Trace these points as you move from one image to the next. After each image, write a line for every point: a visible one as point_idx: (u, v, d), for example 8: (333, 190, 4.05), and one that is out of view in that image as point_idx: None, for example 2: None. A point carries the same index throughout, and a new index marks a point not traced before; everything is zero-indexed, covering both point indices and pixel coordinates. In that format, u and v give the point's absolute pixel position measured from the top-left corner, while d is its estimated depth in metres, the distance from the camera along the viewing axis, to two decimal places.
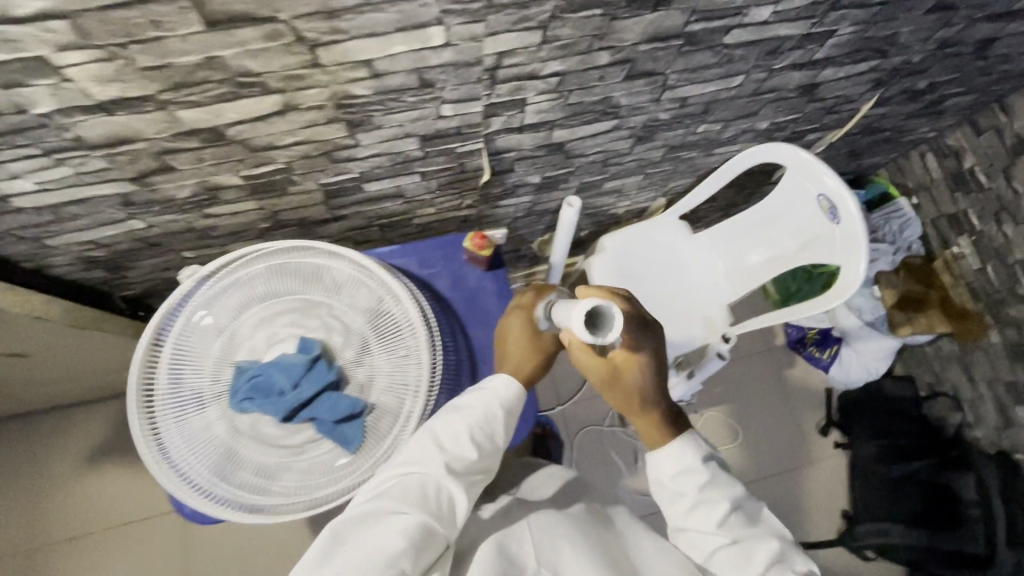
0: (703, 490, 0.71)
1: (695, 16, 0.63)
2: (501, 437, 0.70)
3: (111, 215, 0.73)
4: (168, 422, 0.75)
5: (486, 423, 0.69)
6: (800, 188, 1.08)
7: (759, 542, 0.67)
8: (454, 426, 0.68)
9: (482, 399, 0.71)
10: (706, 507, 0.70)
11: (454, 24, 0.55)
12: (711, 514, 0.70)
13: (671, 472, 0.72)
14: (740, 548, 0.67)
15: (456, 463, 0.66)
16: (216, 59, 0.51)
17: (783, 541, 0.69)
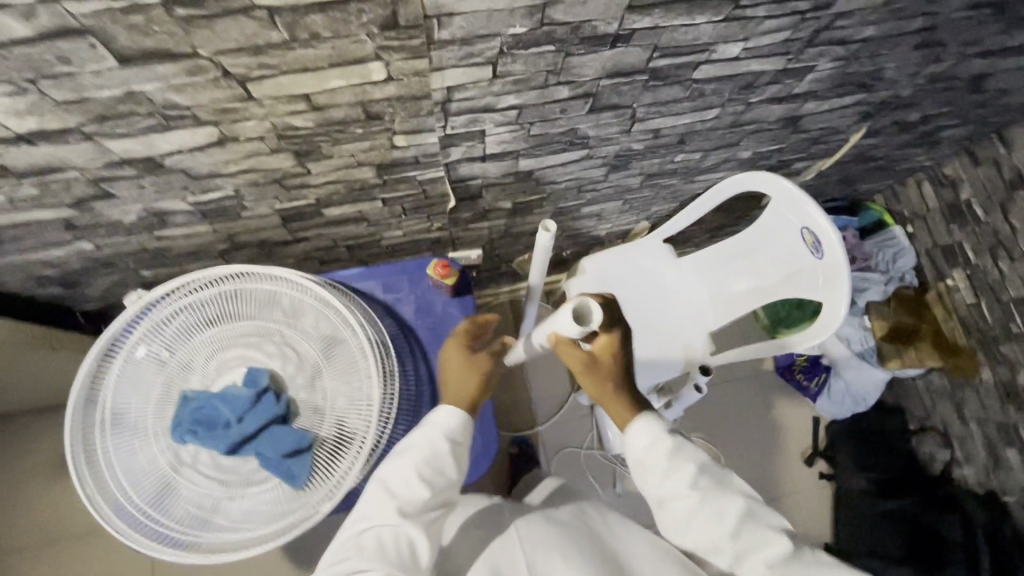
0: (667, 454, 0.64)
1: (658, 53, 0.60)
2: (450, 471, 0.63)
3: (56, 238, 0.71)
4: (108, 450, 0.73)
5: (433, 460, 0.62)
6: (782, 219, 1.05)
7: (732, 499, 0.61)
8: (402, 466, 0.62)
9: (425, 433, 0.64)
10: (676, 471, 0.63)
11: (394, 60, 0.52)
12: (681, 476, 0.63)
13: (641, 448, 0.66)
14: (715, 511, 0.61)
15: (408, 508, 0.60)
16: (138, 93, 0.49)
17: (754, 498, 0.63)
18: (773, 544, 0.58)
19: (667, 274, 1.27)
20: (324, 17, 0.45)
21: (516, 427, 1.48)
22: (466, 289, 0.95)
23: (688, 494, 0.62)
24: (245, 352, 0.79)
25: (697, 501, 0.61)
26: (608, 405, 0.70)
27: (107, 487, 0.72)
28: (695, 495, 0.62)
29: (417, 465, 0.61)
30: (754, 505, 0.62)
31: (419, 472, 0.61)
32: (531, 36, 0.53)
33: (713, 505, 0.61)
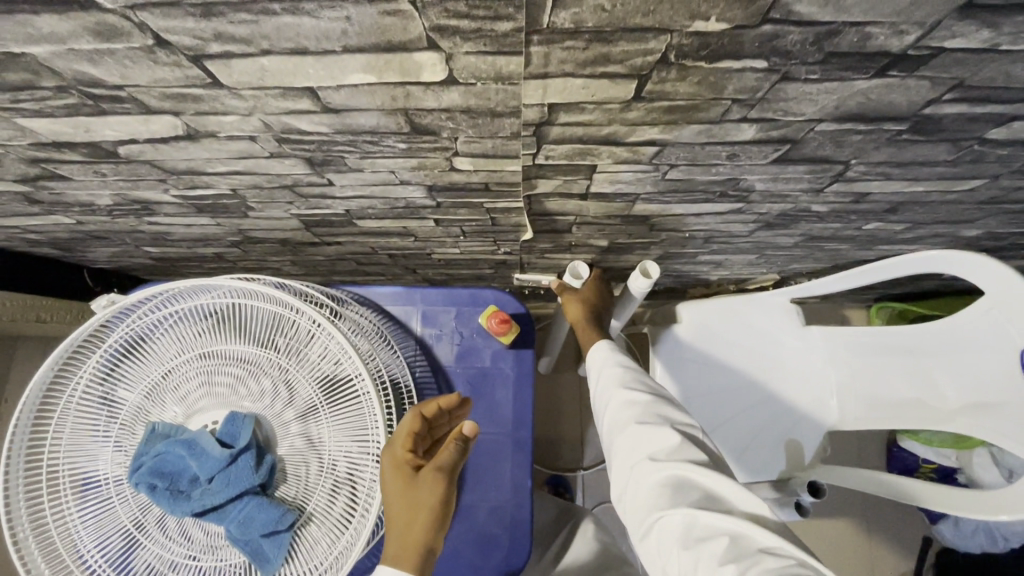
0: (611, 365, 0.61)
1: (953, 93, 0.32)
2: None
3: (23, 209, 0.56)
4: (56, 479, 0.58)
5: None
6: (1000, 325, 0.73)
7: (644, 393, 0.54)
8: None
9: None
10: (606, 370, 0.60)
11: (462, 54, 0.28)
12: (611, 380, 0.59)
13: (593, 366, 0.64)
14: (625, 402, 0.54)
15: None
16: (22, 56, 0.29)
17: (670, 398, 0.55)
18: (659, 434, 0.49)
19: (785, 349, 0.92)
20: None
21: (554, 466, 1.26)
22: (527, 341, 0.74)
23: (608, 393, 0.57)
24: (236, 383, 0.61)
25: (613, 395, 0.56)
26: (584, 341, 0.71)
27: (48, 528, 0.58)
28: (612, 393, 0.57)
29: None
30: (665, 405, 0.54)
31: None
32: (728, 44, 0.27)
33: (626, 397, 0.55)
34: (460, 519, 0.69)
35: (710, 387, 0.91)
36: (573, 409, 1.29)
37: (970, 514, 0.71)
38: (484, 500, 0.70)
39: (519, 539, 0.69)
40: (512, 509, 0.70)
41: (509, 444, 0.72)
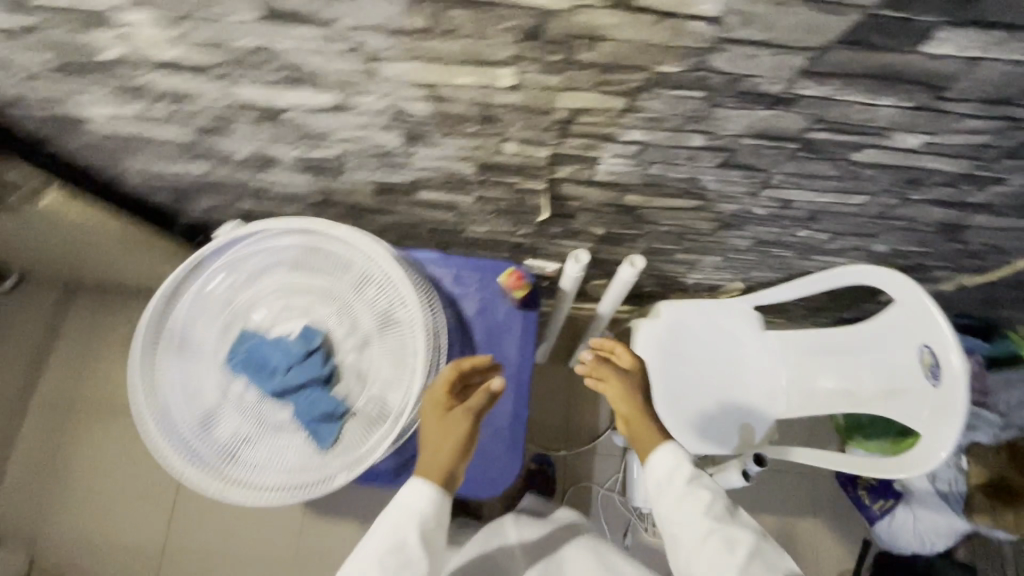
0: (694, 495, 0.68)
1: (819, 124, 0.52)
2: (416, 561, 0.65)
3: (176, 156, 0.76)
4: (166, 359, 0.77)
5: (395, 551, 0.65)
6: (903, 327, 0.92)
7: (740, 535, 0.65)
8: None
9: (392, 519, 0.67)
10: (688, 498, 0.68)
11: (528, 71, 0.48)
12: (696, 510, 0.67)
13: (662, 478, 0.70)
14: (724, 541, 0.64)
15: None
16: (271, 48, 0.49)
17: (759, 539, 0.66)
18: None
19: (746, 347, 1.16)
20: (470, 14, 0.43)
21: (540, 444, 1.43)
22: (532, 304, 0.92)
23: (699, 521, 0.66)
24: (311, 304, 0.80)
25: (708, 532, 0.65)
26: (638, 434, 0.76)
27: (156, 395, 0.76)
28: (706, 524, 0.66)
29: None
30: (761, 550, 0.65)
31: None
32: (679, 79, 0.47)
33: (724, 535, 0.65)
34: None
35: (682, 373, 1.15)
36: (561, 395, 1.46)
37: (877, 471, 0.91)
38: (487, 426, 0.88)
39: (512, 458, 0.87)
40: (509, 436, 0.87)
41: (513, 384, 0.89)
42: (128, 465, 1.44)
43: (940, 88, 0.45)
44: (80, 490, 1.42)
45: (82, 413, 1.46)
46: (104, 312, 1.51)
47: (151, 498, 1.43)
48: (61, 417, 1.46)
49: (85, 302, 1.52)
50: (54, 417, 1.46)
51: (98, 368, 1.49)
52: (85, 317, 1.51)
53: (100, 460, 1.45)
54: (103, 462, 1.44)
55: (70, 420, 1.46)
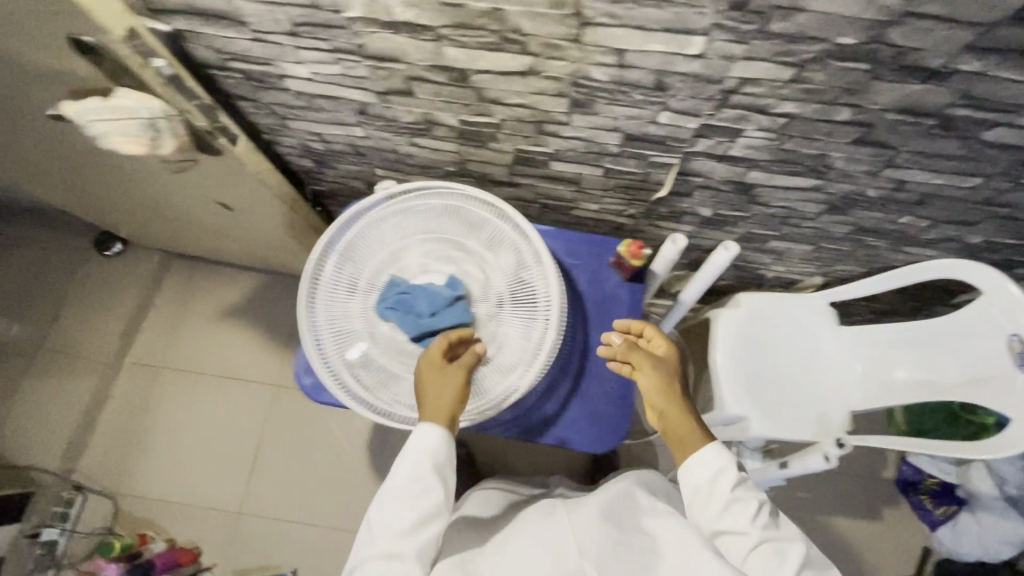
0: (739, 506, 0.70)
1: (962, 100, 0.59)
2: (431, 494, 0.72)
3: (345, 118, 0.85)
4: (324, 301, 0.86)
5: (416, 485, 0.71)
6: (989, 318, 0.97)
7: (785, 546, 0.68)
8: (374, 562, 0.68)
9: (413, 455, 0.73)
10: (735, 506, 0.70)
11: (718, 39, 0.57)
12: (739, 518, 0.69)
13: (705, 480, 0.72)
14: (775, 551, 0.68)
15: (401, 529, 0.70)
16: (500, 12, 0.58)
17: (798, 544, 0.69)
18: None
19: (823, 340, 1.21)
20: None
21: None
22: (639, 278, 0.98)
23: (747, 530, 0.69)
24: (451, 262, 0.89)
25: (752, 541, 0.68)
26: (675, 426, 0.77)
27: (315, 332, 0.85)
28: (755, 533, 0.68)
29: (403, 510, 0.71)
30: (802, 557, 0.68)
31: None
32: (853, 50, 0.55)
33: (775, 545, 0.68)
34: (579, 401, 0.93)
35: (761, 362, 1.20)
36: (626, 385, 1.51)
37: (960, 452, 0.97)
38: (597, 387, 0.93)
39: (621, 419, 0.92)
40: (618, 397, 0.93)
41: None
42: (207, 429, 1.49)
43: None
44: (159, 451, 1.47)
45: (169, 376, 1.53)
46: (194, 282, 1.59)
47: (229, 461, 1.47)
48: (149, 379, 1.52)
49: (178, 273, 1.60)
50: (142, 378, 1.52)
51: (187, 334, 1.55)
52: (175, 287, 1.59)
53: (180, 422, 1.49)
54: (185, 424, 1.49)
55: (153, 383, 1.51)
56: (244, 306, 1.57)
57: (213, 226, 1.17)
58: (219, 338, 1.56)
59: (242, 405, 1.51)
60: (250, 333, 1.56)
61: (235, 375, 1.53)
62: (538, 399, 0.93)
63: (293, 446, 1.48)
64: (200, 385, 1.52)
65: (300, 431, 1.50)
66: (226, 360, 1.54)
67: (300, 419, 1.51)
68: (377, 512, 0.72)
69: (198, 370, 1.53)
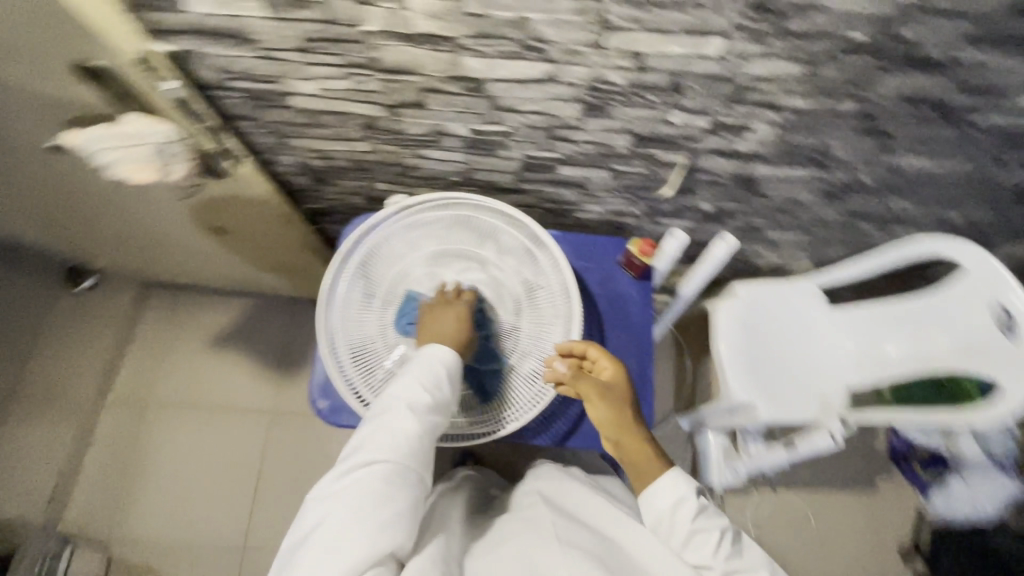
0: (702, 533, 0.70)
1: (959, 88, 0.63)
2: (444, 390, 0.75)
3: (349, 133, 0.83)
4: (340, 324, 0.84)
5: (432, 380, 0.75)
6: (974, 292, 1.02)
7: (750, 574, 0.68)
8: (390, 431, 0.69)
9: (429, 356, 0.77)
10: (699, 537, 0.70)
11: (737, 39, 0.59)
12: (704, 546, 0.70)
13: (665, 508, 0.73)
14: None
15: (416, 407, 0.72)
16: (524, 20, 0.58)
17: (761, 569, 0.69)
18: None
19: (816, 323, 1.26)
20: None
21: None
22: (648, 275, 1.00)
23: (711, 563, 0.68)
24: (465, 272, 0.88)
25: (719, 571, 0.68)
26: (632, 452, 0.79)
27: (336, 357, 0.83)
28: (718, 566, 0.68)
29: (422, 388, 0.73)
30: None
31: (395, 462, 0.67)
32: (863, 45, 0.58)
33: None
34: None
35: (760, 348, 1.23)
36: None
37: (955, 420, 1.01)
38: None
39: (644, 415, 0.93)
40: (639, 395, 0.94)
41: (637, 348, 0.97)
42: (202, 465, 1.43)
43: None
44: (152, 492, 1.40)
45: (156, 413, 1.45)
46: (177, 312, 1.53)
47: (229, 495, 1.41)
48: (137, 415, 1.45)
49: (160, 304, 1.54)
50: (129, 415, 1.45)
51: (174, 367, 1.49)
52: (157, 318, 1.52)
53: (172, 460, 1.42)
54: (177, 461, 1.42)
55: (140, 421, 1.44)
56: (232, 333, 1.52)
57: (202, 253, 1.12)
58: (207, 368, 1.50)
59: (238, 435, 1.45)
60: (241, 360, 1.50)
61: (228, 406, 1.47)
62: (561, 403, 0.92)
63: (296, 474, 1.43)
64: (190, 418, 1.46)
65: (301, 457, 1.45)
66: (217, 390, 1.48)
67: (301, 445, 1.45)
68: (393, 388, 0.73)
69: (188, 403, 1.47)
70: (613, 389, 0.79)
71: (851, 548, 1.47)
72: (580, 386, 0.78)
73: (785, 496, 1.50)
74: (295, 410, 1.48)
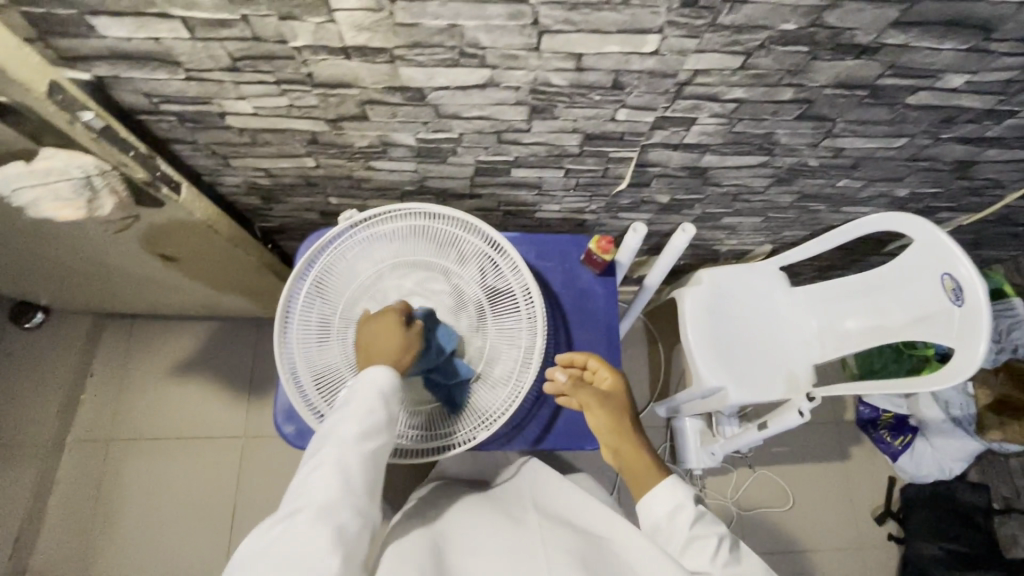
0: (701, 539, 0.73)
1: (890, 71, 0.65)
2: (379, 419, 0.73)
3: (293, 150, 0.81)
4: (298, 344, 0.83)
5: (365, 410, 0.73)
6: (922, 262, 1.05)
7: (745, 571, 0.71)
8: (321, 471, 0.68)
9: (363, 386, 0.74)
10: (698, 544, 0.73)
11: (672, 35, 0.59)
12: (702, 552, 0.73)
13: (663, 516, 0.77)
14: None
15: (350, 441, 0.70)
16: (457, 28, 0.57)
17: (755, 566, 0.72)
18: None
19: (779, 303, 1.29)
20: None
21: None
22: (611, 270, 1.00)
23: (709, 568, 0.71)
24: (425, 282, 0.87)
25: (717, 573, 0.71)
26: (631, 460, 0.82)
27: (296, 379, 0.82)
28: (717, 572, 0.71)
29: (354, 421, 0.71)
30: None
31: (327, 503, 0.66)
32: (794, 34, 0.59)
33: None
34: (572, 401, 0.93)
35: (727, 332, 1.25)
36: None
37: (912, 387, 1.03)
38: None
39: None
40: None
41: (605, 344, 0.97)
42: (174, 498, 1.38)
43: (991, 30, 0.59)
44: (122, 531, 1.34)
45: (120, 449, 1.40)
46: (135, 341, 1.47)
47: (204, 526, 1.37)
48: (100, 453, 1.39)
49: (115, 335, 1.47)
50: (91, 454, 1.39)
51: (135, 398, 1.43)
52: (114, 350, 1.46)
53: (142, 496, 1.37)
54: (147, 496, 1.37)
55: (104, 458, 1.39)
56: (195, 359, 1.47)
57: (153, 281, 1.08)
58: (171, 397, 1.44)
59: (210, 463, 1.41)
60: (205, 387, 1.46)
61: (196, 434, 1.43)
62: (532, 406, 0.92)
63: (272, 498, 1.40)
64: (157, 451, 1.41)
65: (277, 480, 1.41)
66: (183, 419, 1.43)
67: (275, 467, 1.42)
68: (329, 423, 0.73)
69: (153, 435, 1.41)
70: (614, 396, 0.84)
71: (829, 517, 1.51)
72: (584, 393, 0.83)
73: (763, 473, 1.53)
74: (267, 432, 1.44)
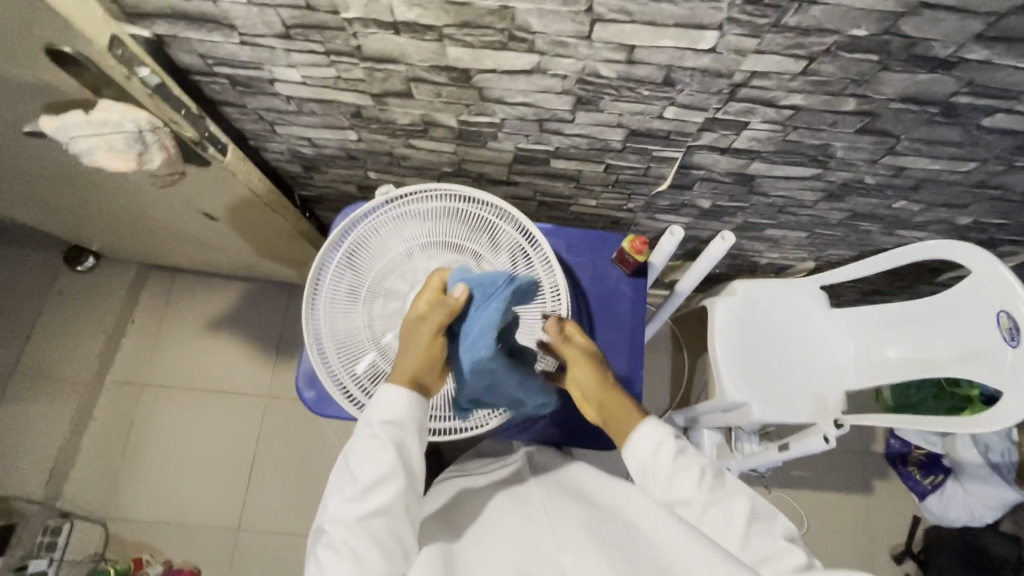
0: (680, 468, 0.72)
1: (967, 88, 0.60)
2: (382, 457, 0.69)
3: (338, 122, 0.81)
4: (325, 312, 0.85)
5: (364, 451, 0.70)
6: (977, 296, 0.99)
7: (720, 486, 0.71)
8: (333, 525, 0.67)
9: (367, 423, 0.73)
10: (682, 475, 0.71)
11: (731, 34, 0.56)
12: (684, 478, 0.71)
13: (646, 456, 0.74)
14: (723, 512, 0.69)
15: (354, 486, 0.68)
16: (508, 10, 0.56)
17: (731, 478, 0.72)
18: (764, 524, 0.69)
19: (815, 323, 1.24)
20: None
21: None
22: (643, 272, 0.98)
23: (693, 497, 0.70)
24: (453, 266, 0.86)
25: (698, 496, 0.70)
26: (613, 410, 0.78)
27: (321, 345, 0.84)
28: (702, 498, 0.70)
29: (354, 465, 0.69)
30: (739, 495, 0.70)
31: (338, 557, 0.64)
32: (865, 41, 0.55)
33: (720, 506, 0.69)
34: None
35: (757, 348, 1.21)
36: None
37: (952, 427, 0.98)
38: None
39: None
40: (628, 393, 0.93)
41: (628, 346, 0.96)
42: (198, 445, 1.44)
43: None
44: (148, 471, 1.42)
45: (153, 395, 1.47)
46: (176, 293, 1.53)
47: (222, 477, 1.42)
48: (135, 396, 1.46)
49: (158, 286, 1.54)
50: (127, 396, 1.46)
51: (171, 348, 1.50)
52: (156, 300, 1.53)
53: (169, 441, 1.44)
54: (173, 441, 1.44)
55: (138, 401, 1.46)
56: (229, 317, 1.52)
57: (195, 237, 1.12)
58: (205, 351, 1.51)
59: (233, 418, 1.47)
60: (236, 344, 1.51)
61: (223, 388, 1.48)
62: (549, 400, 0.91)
63: (289, 457, 1.45)
64: (186, 400, 1.47)
65: (294, 442, 1.46)
66: (213, 373, 1.49)
67: (294, 429, 1.47)
68: (341, 472, 0.72)
69: (184, 384, 1.48)
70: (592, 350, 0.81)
71: (844, 548, 1.46)
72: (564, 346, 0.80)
73: (778, 495, 1.49)
74: (289, 395, 1.49)
